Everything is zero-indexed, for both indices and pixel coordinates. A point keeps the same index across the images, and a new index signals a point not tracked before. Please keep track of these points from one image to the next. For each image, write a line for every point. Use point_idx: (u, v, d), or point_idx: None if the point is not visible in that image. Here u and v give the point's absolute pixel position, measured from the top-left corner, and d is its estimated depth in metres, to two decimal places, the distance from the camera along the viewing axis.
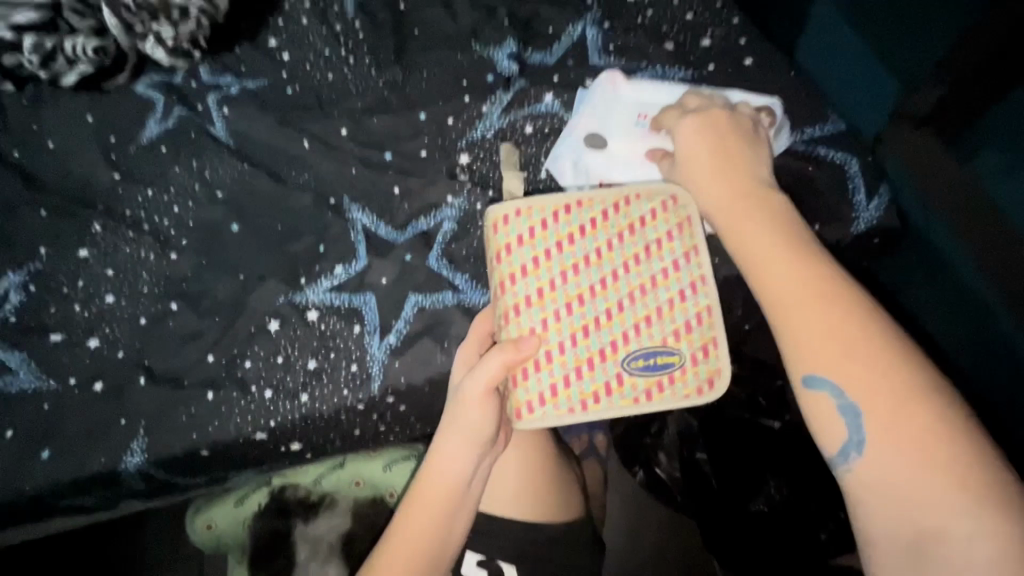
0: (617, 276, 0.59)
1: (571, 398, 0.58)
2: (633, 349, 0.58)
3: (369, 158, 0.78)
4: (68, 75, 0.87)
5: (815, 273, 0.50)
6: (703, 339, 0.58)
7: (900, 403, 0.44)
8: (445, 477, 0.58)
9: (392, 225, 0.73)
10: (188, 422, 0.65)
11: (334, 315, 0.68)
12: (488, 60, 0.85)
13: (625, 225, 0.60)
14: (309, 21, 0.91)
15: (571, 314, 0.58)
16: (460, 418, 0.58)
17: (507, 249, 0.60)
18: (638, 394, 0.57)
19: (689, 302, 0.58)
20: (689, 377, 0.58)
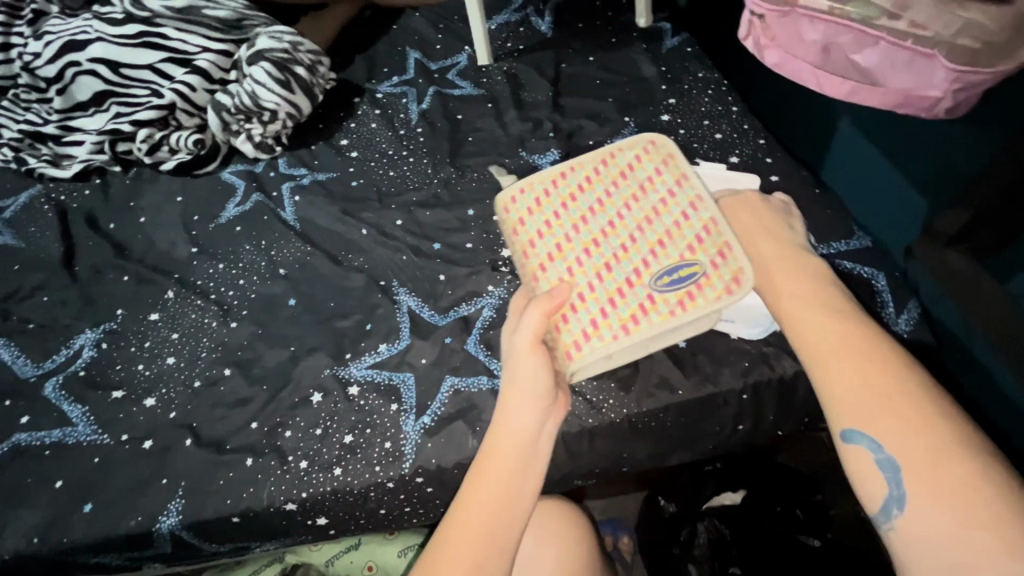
0: (621, 216, 0.70)
1: (611, 325, 0.64)
2: (655, 270, 0.66)
3: (420, 247, 0.85)
4: (168, 162, 1.01)
5: (839, 316, 0.52)
6: (717, 244, 0.64)
7: (926, 433, 0.45)
8: (513, 440, 0.55)
9: (436, 309, 0.78)
10: (224, 486, 0.67)
11: (374, 391, 0.71)
12: (533, 167, 0.94)
13: (616, 173, 0.74)
14: (377, 126, 1.04)
15: (590, 256, 0.68)
16: (517, 380, 0.57)
17: (520, 222, 0.73)
18: (671, 305, 0.64)
19: (694, 217, 0.67)
20: (715, 279, 0.63)
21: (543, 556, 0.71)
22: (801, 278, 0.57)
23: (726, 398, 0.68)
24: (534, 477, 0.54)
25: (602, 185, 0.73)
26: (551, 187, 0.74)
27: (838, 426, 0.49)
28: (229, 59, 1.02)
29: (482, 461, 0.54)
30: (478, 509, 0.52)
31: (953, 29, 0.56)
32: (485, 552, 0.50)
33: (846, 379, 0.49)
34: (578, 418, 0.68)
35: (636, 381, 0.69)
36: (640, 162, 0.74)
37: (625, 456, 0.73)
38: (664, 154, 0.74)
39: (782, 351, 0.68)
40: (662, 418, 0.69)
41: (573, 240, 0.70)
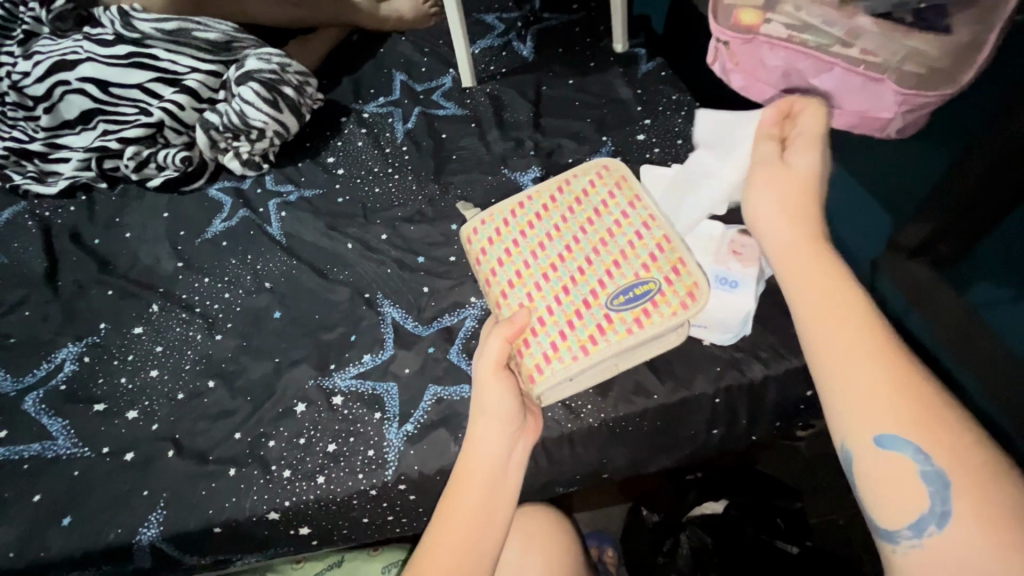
0: (578, 240, 0.72)
1: (570, 347, 0.66)
2: (611, 290, 0.68)
3: (404, 260, 0.88)
4: (154, 179, 1.02)
5: (872, 317, 0.49)
6: (671, 261, 0.68)
7: (965, 445, 0.43)
8: (485, 463, 0.57)
9: (419, 320, 0.80)
10: (206, 497, 0.67)
11: (358, 400, 0.72)
12: (515, 184, 0.97)
13: (571, 199, 0.76)
14: (363, 144, 1.07)
15: (548, 279, 0.70)
16: (484, 403, 0.59)
17: (481, 252, 0.75)
18: (629, 323, 0.66)
19: (649, 237, 0.71)
20: (670, 296, 0.66)
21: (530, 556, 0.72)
22: (836, 269, 0.52)
23: (700, 403, 0.71)
24: (508, 495, 0.57)
25: (558, 211, 0.75)
26: (511, 217, 0.76)
27: (869, 431, 0.45)
28: (217, 79, 1.05)
29: (455, 485, 0.56)
30: (455, 534, 0.54)
31: (899, 57, 0.61)
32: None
33: (883, 383, 0.45)
34: (557, 424, 0.70)
35: (614, 386, 0.71)
36: (595, 189, 0.76)
37: (605, 462, 0.75)
38: (615, 178, 0.76)
39: (753, 356, 0.71)
40: (639, 423, 0.71)
41: (531, 272, 0.71)
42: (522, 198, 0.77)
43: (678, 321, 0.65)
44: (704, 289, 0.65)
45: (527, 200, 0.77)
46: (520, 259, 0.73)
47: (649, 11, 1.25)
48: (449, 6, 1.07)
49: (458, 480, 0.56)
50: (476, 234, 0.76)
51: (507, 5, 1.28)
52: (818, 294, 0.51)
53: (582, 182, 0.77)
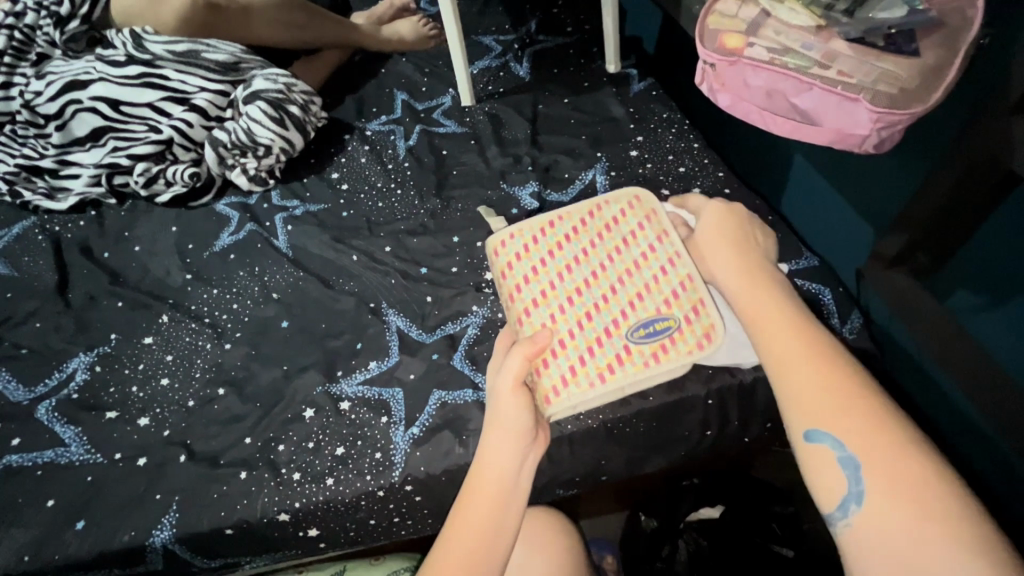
0: (604, 267, 0.77)
1: (588, 373, 0.71)
2: (632, 322, 0.73)
3: (407, 271, 0.91)
4: (163, 195, 1.06)
5: (803, 329, 0.57)
6: (692, 300, 0.72)
7: (880, 432, 0.49)
8: (497, 475, 0.58)
9: (423, 328, 0.83)
10: (217, 500, 0.69)
11: (365, 405, 0.75)
12: (513, 197, 1.01)
13: (601, 226, 0.81)
14: (367, 160, 1.11)
15: (573, 303, 0.75)
16: (501, 417, 0.62)
17: (509, 266, 0.80)
18: (646, 357, 0.71)
19: (673, 273, 0.75)
20: (688, 335, 0.71)
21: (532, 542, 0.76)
22: (774, 293, 0.61)
23: (694, 404, 0.74)
24: (518, 506, 0.58)
25: (588, 236, 0.80)
26: (540, 237, 0.81)
27: (802, 425, 0.51)
28: (226, 98, 1.08)
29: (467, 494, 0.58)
30: (464, 540, 0.56)
31: (872, 78, 0.66)
32: None
33: (813, 383, 0.52)
34: (558, 424, 0.72)
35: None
36: (626, 220, 0.81)
37: (603, 462, 0.77)
38: (646, 209, 0.81)
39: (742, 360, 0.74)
40: (637, 424, 0.74)
41: (554, 297, 0.76)
42: (556, 220, 0.82)
43: (693, 359, 0.70)
44: (722, 332, 0.70)
45: (560, 224, 0.82)
46: (545, 281, 0.78)
47: (640, 34, 1.31)
48: (450, 29, 1.12)
49: (470, 490, 0.58)
50: (509, 250, 0.81)
51: (504, 27, 1.33)
52: (755, 309, 0.59)
53: (612, 210, 0.82)
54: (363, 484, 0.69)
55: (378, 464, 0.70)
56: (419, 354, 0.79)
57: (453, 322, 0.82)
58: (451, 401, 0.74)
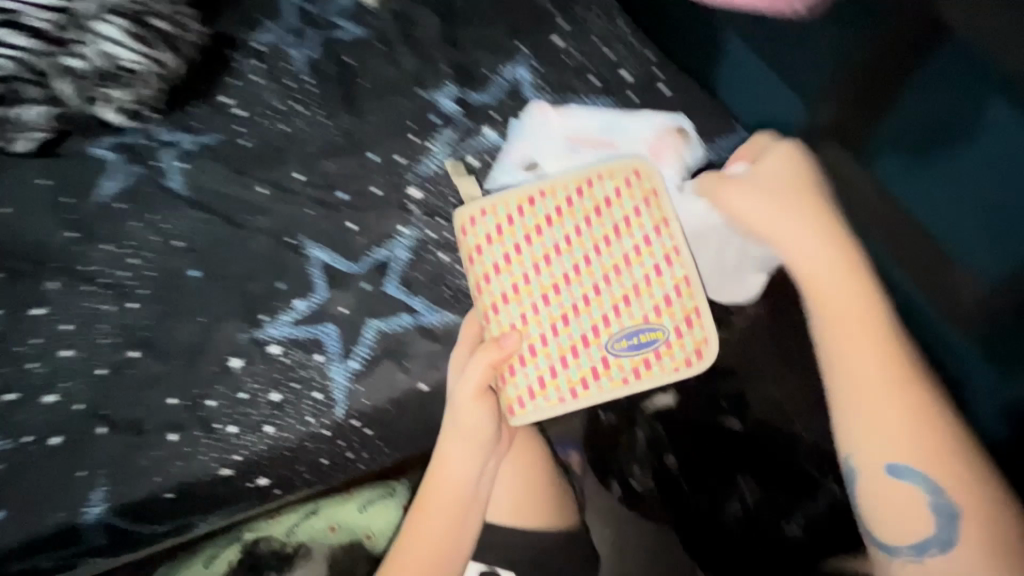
0: (589, 261, 0.70)
1: (560, 386, 0.69)
2: (615, 330, 0.69)
3: (323, 198, 0.82)
4: (21, 143, 0.88)
5: (877, 351, 0.63)
6: (686, 309, 0.69)
7: (953, 458, 0.57)
8: (457, 485, 0.67)
9: (348, 257, 0.76)
10: (154, 466, 0.67)
11: (295, 348, 0.69)
12: (431, 102, 0.91)
13: (591, 208, 0.71)
14: (259, 76, 0.96)
15: (550, 303, 0.70)
16: (465, 425, 0.67)
17: (477, 248, 0.71)
18: (626, 372, 0.69)
19: (668, 275, 0.70)
20: (676, 348, 0.69)
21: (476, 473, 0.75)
22: (868, 296, 0.66)
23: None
24: (480, 495, 0.69)
25: (574, 219, 0.71)
26: (514, 217, 0.71)
27: (883, 462, 0.59)
28: (64, 15, 0.85)
29: (433, 479, 0.68)
30: (433, 532, 0.66)
31: None
32: (443, 562, 0.65)
33: (893, 417, 0.60)
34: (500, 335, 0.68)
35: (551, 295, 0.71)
36: (622, 204, 0.71)
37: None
38: (644, 192, 0.71)
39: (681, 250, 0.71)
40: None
41: (528, 297, 0.69)
42: (539, 198, 0.71)
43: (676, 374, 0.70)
44: (712, 345, 0.69)
45: (541, 203, 0.71)
46: (520, 274, 0.70)
47: None
48: None
49: (433, 481, 0.67)
50: (476, 230, 0.71)
51: None
52: (852, 344, 0.64)
53: (603, 188, 0.72)
54: (308, 424, 0.66)
55: (316, 405, 0.66)
56: (347, 287, 0.73)
57: (381, 249, 0.76)
58: (388, 332, 0.70)
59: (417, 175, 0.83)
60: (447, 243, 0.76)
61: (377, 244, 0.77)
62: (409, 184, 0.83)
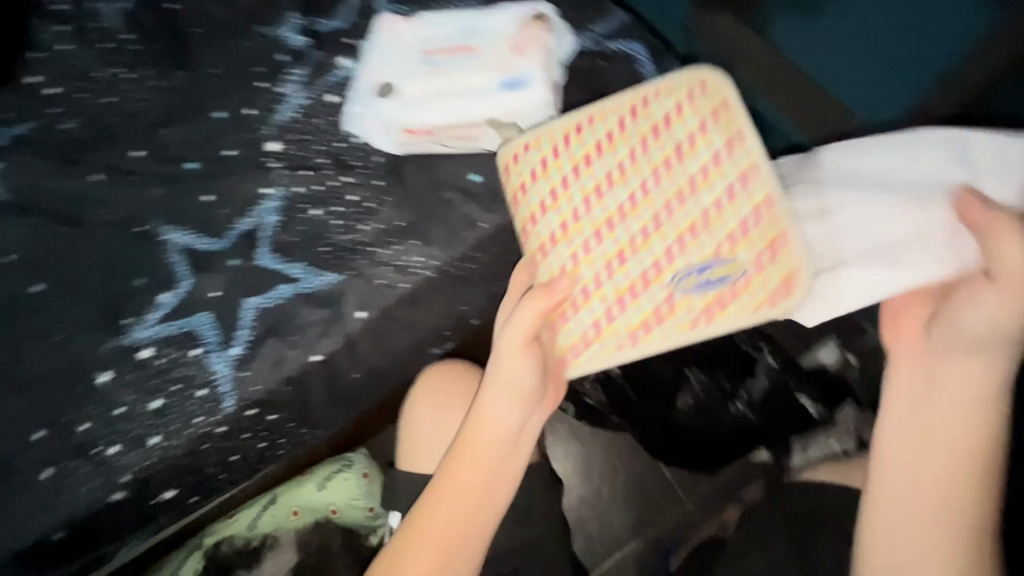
0: (647, 188, 0.58)
1: (617, 332, 0.56)
2: (680, 265, 0.55)
3: (173, 174, 0.71)
4: None
5: (978, 448, 0.47)
6: (762, 240, 0.53)
7: (961, 534, 0.46)
8: (497, 436, 0.54)
9: (212, 235, 0.67)
10: (28, 511, 0.58)
11: (169, 346, 0.61)
12: (278, 41, 0.78)
13: (649, 130, 0.59)
14: (68, 43, 0.80)
15: (604, 240, 0.58)
16: (505, 373, 0.53)
17: (521, 188, 0.62)
18: (696, 314, 0.54)
19: (743, 200, 0.55)
20: (756, 284, 0.53)
21: (416, 414, 0.67)
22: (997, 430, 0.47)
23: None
24: (517, 466, 0.56)
25: (632, 144, 0.59)
26: (555, 149, 0.61)
27: (885, 526, 0.48)
28: None
29: (467, 440, 0.54)
30: (461, 501, 0.53)
31: None
32: (457, 543, 0.52)
33: (916, 487, 0.48)
34: (388, 287, 0.60)
35: (435, 227, 0.63)
36: (686, 121, 0.59)
37: (467, 309, 0.67)
38: (706, 109, 0.58)
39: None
40: (481, 255, 0.64)
41: (575, 238, 0.59)
42: (588, 124, 0.61)
43: (760, 318, 0.53)
44: (806, 284, 0.51)
45: (590, 130, 0.61)
46: (574, 211, 0.59)
47: None
48: None
49: (465, 443, 0.54)
50: (507, 162, 0.62)
51: None
52: (939, 410, 0.49)
53: (658, 106, 0.60)
54: (197, 423, 0.59)
55: (202, 402, 0.59)
56: (218, 270, 0.64)
57: (248, 219, 0.67)
58: (268, 309, 0.61)
59: (275, 127, 0.72)
60: (319, 197, 0.67)
61: (244, 213, 0.68)
62: (268, 140, 0.72)
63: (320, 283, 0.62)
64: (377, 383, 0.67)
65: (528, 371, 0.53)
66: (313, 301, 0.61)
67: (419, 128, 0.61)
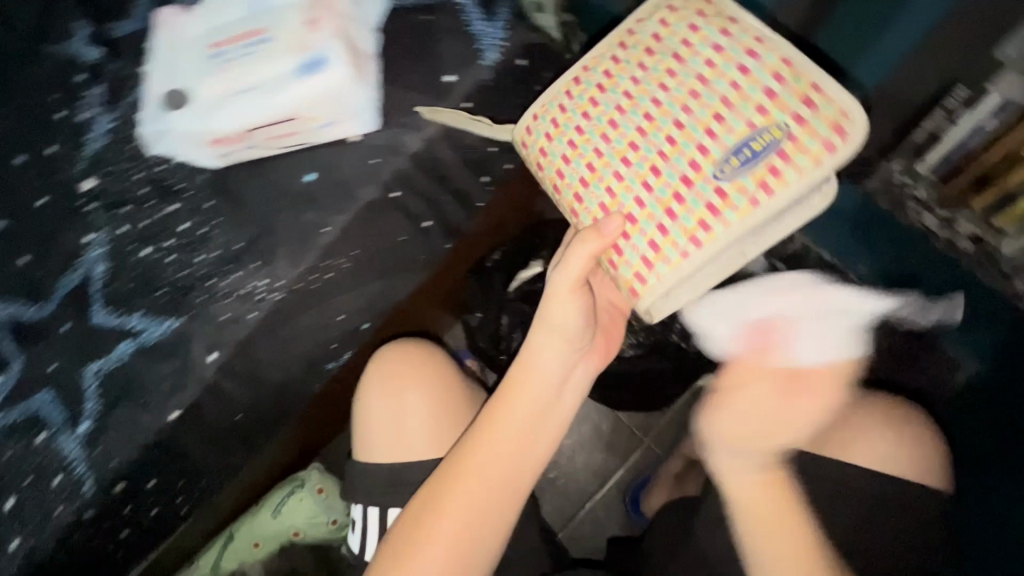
0: (659, 100, 0.52)
1: (676, 241, 0.51)
2: (718, 154, 0.50)
3: None
4: None
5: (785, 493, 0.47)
6: (795, 92, 0.49)
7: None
8: (544, 380, 0.57)
9: (31, 298, 0.56)
10: None
11: (12, 440, 0.52)
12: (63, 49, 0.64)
13: (642, 53, 0.54)
14: None
15: (631, 163, 0.52)
16: (553, 316, 0.55)
17: (542, 152, 0.56)
18: (752, 191, 0.49)
19: (759, 69, 0.50)
20: (805, 141, 0.48)
21: (372, 409, 0.69)
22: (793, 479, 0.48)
23: (384, 203, 0.56)
24: (562, 415, 0.59)
25: (627, 65, 0.54)
26: (558, 104, 0.55)
27: None
28: None
29: (507, 398, 0.57)
30: (510, 452, 0.56)
31: None
32: (507, 490, 0.56)
33: (784, 557, 0.45)
34: (239, 318, 0.53)
35: (278, 240, 0.55)
36: (674, 30, 0.54)
37: (343, 319, 0.61)
38: (693, 8, 0.54)
39: (405, 125, 0.55)
40: (339, 261, 0.56)
41: (611, 169, 0.53)
42: (583, 70, 0.55)
43: (821, 172, 0.48)
44: (857, 118, 0.48)
45: (589, 74, 0.55)
46: (594, 153, 0.54)
47: None
48: None
49: (509, 396, 0.57)
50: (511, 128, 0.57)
51: None
52: (750, 480, 0.47)
53: (641, 28, 0.55)
54: (61, 514, 0.52)
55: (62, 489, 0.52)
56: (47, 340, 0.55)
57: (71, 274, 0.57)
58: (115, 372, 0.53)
59: (87, 155, 0.60)
60: (149, 232, 0.58)
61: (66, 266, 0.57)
62: (76, 173, 0.60)
63: (164, 331, 0.54)
64: (266, 418, 0.61)
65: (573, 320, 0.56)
66: (160, 352, 0.53)
67: (228, 135, 0.52)
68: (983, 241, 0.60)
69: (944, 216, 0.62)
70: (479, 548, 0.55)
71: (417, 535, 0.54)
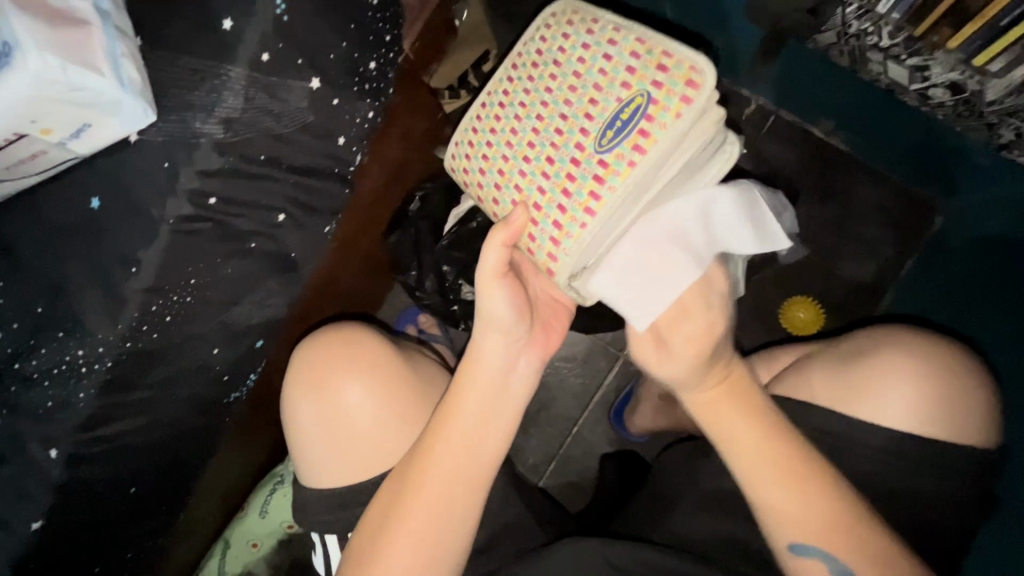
0: (544, 98, 0.47)
1: (573, 219, 0.43)
2: (595, 129, 0.43)
3: None
4: None
5: (778, 448, 0.44)
6: (653, 62, 0.43)
7: (839, 512, 0.43)
8: (485, 378, 0.46)
9: None
10: None
11: None
12: None
13: (528, 65, 0.49)
14: None
15: (530, 159, 0.46)
16: (483, 312, 0.44)
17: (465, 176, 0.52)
18: (627, 156, 0.42)
19: (621, 48, 0.44)
20: (666, 101, 0.41)
21: (297, 411, 0.54)
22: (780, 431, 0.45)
23: (204, 212, 0.43)
24: (516, 406, 0.48)
25: (518, 75, 0.48)
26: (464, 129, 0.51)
27: (789, 543, 0.44)
28: None
29: (451, 405, 0.46)
30: (462, 444, 0.46)
31: None
32: (462, 485, 0.46)
33: (794, 503, 0.43)
34: (69, 397, 0.43)
35: (83, 295, 0.43)
36: (551, 37, 0.48)
37: (219, 352, 0.49)
38: (564, 15, 0.48)
39: (191, 106, 0.41)
40: (174, 297, 0.44)
41: (514, 174, 0.47)
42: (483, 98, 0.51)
43: (692, 127, 0.41)
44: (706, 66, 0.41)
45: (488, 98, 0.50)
46: (498, 162, 0.48)
47: None
48: None
49: (452, 402, 0.46)
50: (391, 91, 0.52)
51: None
52: (739, 441, 0.45)
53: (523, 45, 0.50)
54: None
55: None
56: None
57: None
58: None
59: None
60: None
61: None
62: None
63: None
64: (169, 481, 0.53)
65: (506, 309, 0.44)
66: None
67: None
68: (963, 87, 0.49)
69: (913, 63, 0.50)
70: (438, 552, 0.46)
71: (377, 540, 0.46)
